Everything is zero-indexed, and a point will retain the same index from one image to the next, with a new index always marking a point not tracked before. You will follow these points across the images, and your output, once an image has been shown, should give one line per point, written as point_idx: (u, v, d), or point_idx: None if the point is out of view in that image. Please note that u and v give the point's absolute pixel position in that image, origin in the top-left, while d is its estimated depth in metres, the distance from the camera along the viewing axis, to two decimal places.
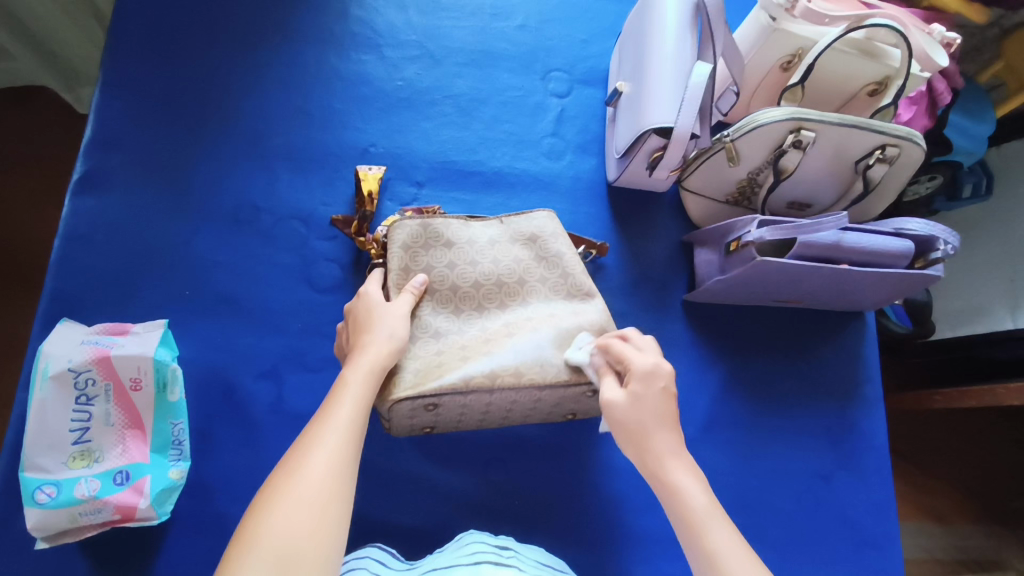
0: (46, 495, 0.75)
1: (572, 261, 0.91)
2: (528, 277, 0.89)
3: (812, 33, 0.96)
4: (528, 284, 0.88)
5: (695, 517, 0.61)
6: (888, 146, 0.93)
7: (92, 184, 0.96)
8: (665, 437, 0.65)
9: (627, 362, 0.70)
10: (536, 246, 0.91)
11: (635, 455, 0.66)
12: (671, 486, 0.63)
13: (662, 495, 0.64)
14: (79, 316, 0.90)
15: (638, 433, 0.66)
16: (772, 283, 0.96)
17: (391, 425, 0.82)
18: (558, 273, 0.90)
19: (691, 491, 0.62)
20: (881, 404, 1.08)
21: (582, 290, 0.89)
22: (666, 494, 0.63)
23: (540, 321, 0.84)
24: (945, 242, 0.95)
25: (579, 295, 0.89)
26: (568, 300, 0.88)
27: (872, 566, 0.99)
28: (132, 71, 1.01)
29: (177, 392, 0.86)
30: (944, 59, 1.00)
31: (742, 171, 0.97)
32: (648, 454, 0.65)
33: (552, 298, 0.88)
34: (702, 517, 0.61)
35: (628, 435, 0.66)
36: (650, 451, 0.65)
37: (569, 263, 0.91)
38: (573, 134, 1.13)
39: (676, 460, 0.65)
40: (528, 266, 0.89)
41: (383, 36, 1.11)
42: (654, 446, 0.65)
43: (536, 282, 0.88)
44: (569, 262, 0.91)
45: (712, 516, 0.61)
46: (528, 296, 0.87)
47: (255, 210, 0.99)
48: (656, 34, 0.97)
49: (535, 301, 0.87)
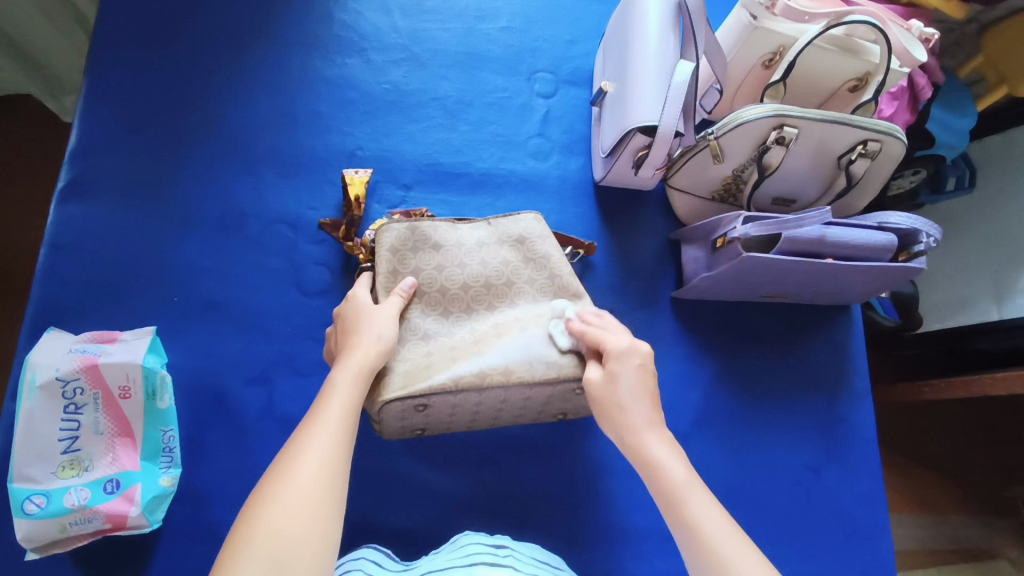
0: (35, 505, 0.75)
1: (559, 261, 0.91)
2: (517, 278, 0.89)
3: (792, 30, 0.97)
4: (516, 286, 0.88)
5: (676, 489, 0.64)
6: (870, 141, 0.94)
7: (77, 192, 0.95)
8: (637, 410, 0.70)
9: (607, 344, 0.75)
10: (524, 248, 0.91)
11: (614, 433, 0.71)
12: (646, 460, 0.67)
13: (644, 472, 0.67)
14: (67, 325, 0.90)
15: (615, 408, 0.70)
16: (759, 278, 0.97)
17: (382, 427, 0.82)
18: (546, 274, 0.90)
19: (670, 462, 0.66)
20: (868, 395, 1.09)
21: (571, 291, 0.89)
22: (645, 469, 0.67)
23: (528, 321, 0.85)
24: (928, 234, 0.96)
25: (568, 296, 0.89)
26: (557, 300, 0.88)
27: (862, 556, 1.00)
28: (115, 77, 1.01)
29: (167, 399, 0.85)
30: (921, 54, 1.01)
31: (727, 168, 0.98)
32: (623, 430, 0.69)
33: (540, 299, 0.88)
34: (683, 490, 0.64)
35: (608, 412, 0.71)
36: (625, 428, 0.69)
37: (558, 264, 0.91)
38: (560, 135, 1.14)
39: (654, 434, 0.68)
40: (516, 267, 0.90)
41: (367, 40, 1.11)
42: (630, 417, 0.69)
43: (524, 284, 0.89)
44: (557, 262, 0.91)
45: (693, 490, 0.64)
46: (516, 297, 0.88)
47: (242, 216, 0.99)
48: (638, 34, 0.98)
49: (523, 302, 0.88)
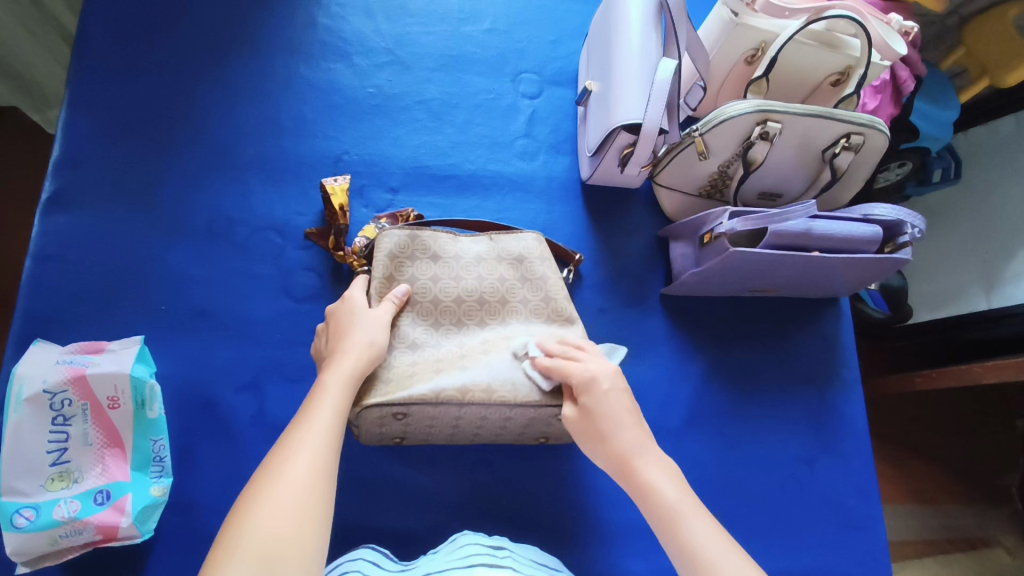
0: (24, 518, 0.74)
1: (557, 284, 0.91)
2: (511, 296, 0.89)
3: (772, 26, 0.98)
4: (510, 304, 0.89)
5: (670, 512, 0.63)
6: (852, 134, 0.95)
7: (62, 202, 0.95)
8: (625, 433, 0.68)
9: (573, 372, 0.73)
10: (522, 266, 0.92)
11: (605, 460, 0.69)
12: (641, 483, 0.65)
13: (636, 495, 0.66)
14: (54, 337, 0.89)
15: (600, 434, 0.69)
16: (746, 273, 0.98)
17: (361, 432, 0.82)
18: (542, 296, 0.90)
19: (664, 484, 0.65)
20: (858, 386, 1.10)
21: (564, 315, 0.89)
22: (638, 491, 0.66)
23: (518, 341, 0.84)
24: (912, 226, 0.97)
25: (560, 320, 0.89)
26: (549, 324, 0.89)
27: (857, 548, 1.00)
28: (98, 87, 1.01)
29: (157, 408, 0.85)
30: (902, 47, 1.02)
31: (712, 164, 0.99)
32: (616, 456, 0.67)
33: (533, 320, 0.89)
34: (677, 511, 0.63)
35: (594, 442, 0.69)
36: (616, 455, 0.67)
37: (554, 287, 0.91)
38: (546, 135, 1.14)
39: (644, 459, 0.67)
40: (512, 285, 0.90)
41: (351, 44, 1.11)
42: (621, 444, 0.67)
43: (518, 303, 0.89)
44: (554, 285, 0.91)
45: (687, 508, 0.63)
46: (508, 316, 0.88)
47: (229, 222, 0.99)
48: (622, 32, 0.98)
49: (515, 321, 0.88)
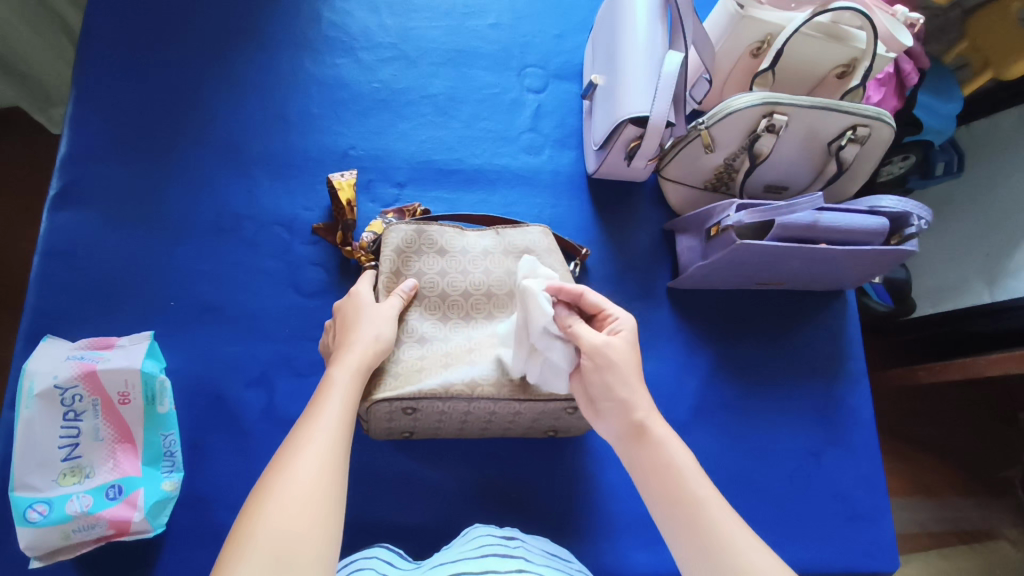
0: (37, 513, 0.75)
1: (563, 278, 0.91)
2: None
3: (778, 19, 0.98)
4: None
5: (679, 479, 0.59)
6: (858, 126, 0.95)
7: (69, 199, 0.95)
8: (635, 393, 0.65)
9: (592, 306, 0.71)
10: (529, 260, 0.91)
11: (614, 425, 0.65)
12: (643, 451, 0.62)
13: (639, 461, 0.62)
14: (63, 333, 0.90)
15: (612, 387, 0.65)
16: (752, 266, 0.98)
17: (370, 427, 0.83)
18: None
19: (673, 445, 0.61)
20: (864, 378, 1.10)
21: None
22: (642, 458, 0.62)
23: None
24: (918, 217, 0.98)
25: None
26: None
27: (865, 540, 1.00)
28: (103, 82, 1.01)
29: (167, 403, 0.85)
30: (907, 38, 1.03)
31: (718, 158, 0.99)
32: (623, 422, 0.64)
33: None
34: (689, 476, 0.59)
35: (602, 408, 0.66)
36: (623, 421, 0.64)
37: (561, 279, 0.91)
38: (552, 129, 1.14)
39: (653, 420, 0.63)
40: None
41: (356, 39, 1.11)
42: (625, 407, 0.64)
43: None
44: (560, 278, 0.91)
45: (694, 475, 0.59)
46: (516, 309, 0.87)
47: (236, 218, 0.99)
48: (627, 27, 0.98)
49: None
